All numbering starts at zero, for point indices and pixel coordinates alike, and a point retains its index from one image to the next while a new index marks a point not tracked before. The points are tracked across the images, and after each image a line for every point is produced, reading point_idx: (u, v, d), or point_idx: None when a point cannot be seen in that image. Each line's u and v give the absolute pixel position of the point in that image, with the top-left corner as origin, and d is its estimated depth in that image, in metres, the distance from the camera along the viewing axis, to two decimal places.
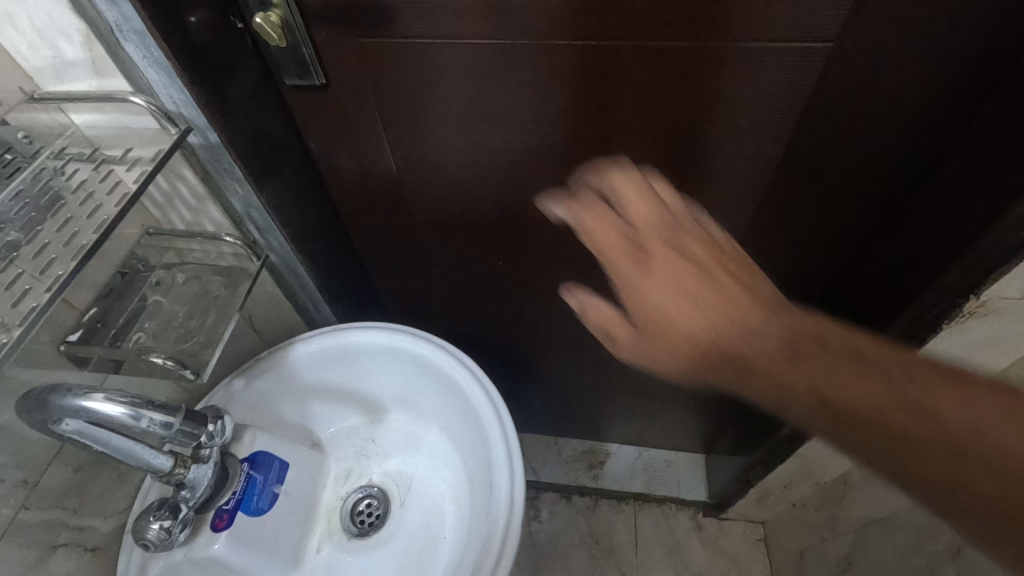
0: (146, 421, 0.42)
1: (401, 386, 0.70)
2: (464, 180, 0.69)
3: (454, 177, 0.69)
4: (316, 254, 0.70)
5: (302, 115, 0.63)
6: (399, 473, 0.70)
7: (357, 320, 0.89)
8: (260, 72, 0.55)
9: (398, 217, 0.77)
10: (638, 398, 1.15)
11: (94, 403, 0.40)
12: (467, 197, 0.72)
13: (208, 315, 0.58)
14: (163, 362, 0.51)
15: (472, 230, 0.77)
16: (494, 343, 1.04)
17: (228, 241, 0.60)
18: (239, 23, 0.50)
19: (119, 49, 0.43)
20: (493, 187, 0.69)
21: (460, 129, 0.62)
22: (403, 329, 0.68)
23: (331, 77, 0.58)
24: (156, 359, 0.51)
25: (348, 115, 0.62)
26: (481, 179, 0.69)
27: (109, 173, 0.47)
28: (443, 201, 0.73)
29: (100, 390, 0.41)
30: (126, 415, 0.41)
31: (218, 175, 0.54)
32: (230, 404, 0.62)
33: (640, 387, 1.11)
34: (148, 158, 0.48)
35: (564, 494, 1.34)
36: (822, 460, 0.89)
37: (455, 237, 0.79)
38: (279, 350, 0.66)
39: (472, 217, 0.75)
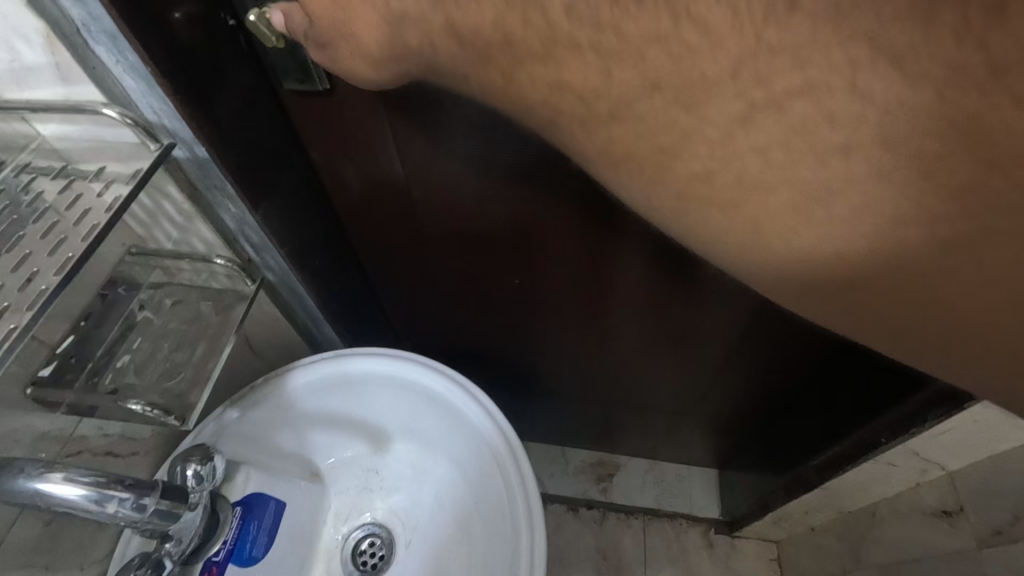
0: (111, 504, 0.37)
1: (409, 416, 0.65)
2: (483, 195, 0.63)
3: (470, 189, 0.63)
4: (317, 271, 0.64)
5: (302, 120, 0.56)
6: (404, 511, 0.65)
7: (360, 336, 0.83)
8: (256, 75, 0.49)
9: (408, 229, 0.72)
10: (654, 415, 1.10)
11: (52, 485, 0.34)
12: (486, 213, 0.66)
13: (197, 345, 0.52)
14: (141, 413, 0.47)
15: (487, 246, 0.71)
16: (505, 358, 0.98)
17: (219, 264, 0.54)
18: (232, 21, 0.44)
19: (88, 52, 0.36)
20: (513, 203, 0.63)
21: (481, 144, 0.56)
22: (411, 357, 0.62)
23: (336, 82, 0.51)
24: (133, 410, 0.46)
25: (355, 122, 0.56)
26: (500, 192, 0.62)
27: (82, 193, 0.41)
28: (458, 215, 0.67)
29: (61, 466, 0.36)
30: (88, 500, 0.36)
31: (208, 192, 0.48)
32: (221, 439, 0.57)
33: (657, 405, 1.05)
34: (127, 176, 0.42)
35: (572, 506, 1.29)
36: (851, 492, 0.84)
37: (468, 251, 0.73)
38: (276, 379, 0.61)
39: (487, 233, 0.69)
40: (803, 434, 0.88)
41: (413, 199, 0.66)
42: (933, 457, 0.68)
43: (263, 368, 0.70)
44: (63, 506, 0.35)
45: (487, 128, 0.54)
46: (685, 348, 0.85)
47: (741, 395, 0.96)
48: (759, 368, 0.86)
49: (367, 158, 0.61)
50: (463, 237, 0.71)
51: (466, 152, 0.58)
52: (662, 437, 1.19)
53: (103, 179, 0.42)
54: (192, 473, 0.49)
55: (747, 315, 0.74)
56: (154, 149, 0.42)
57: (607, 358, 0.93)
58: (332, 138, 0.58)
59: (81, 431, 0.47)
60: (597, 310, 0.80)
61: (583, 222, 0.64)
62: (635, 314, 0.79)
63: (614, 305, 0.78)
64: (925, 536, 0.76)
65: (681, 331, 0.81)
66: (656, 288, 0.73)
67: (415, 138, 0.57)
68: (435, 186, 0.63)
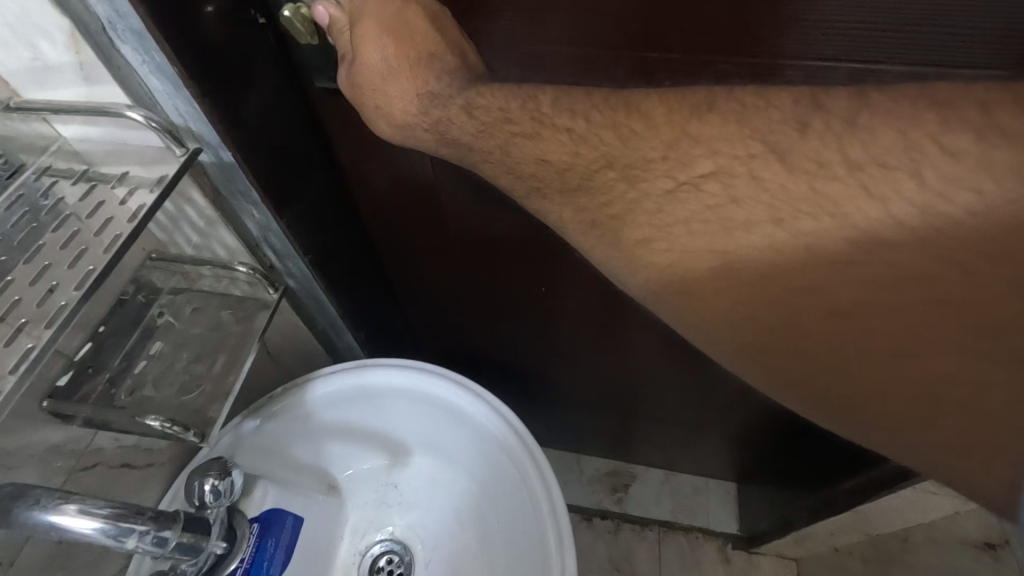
0: (128, 538, 0.36)
1: (429, 430, 0.63)
2: (515, 202, 0.61)
3: (502, 193, 0.60)
4: (339, 277, 0.62)
5: (329, 120, 0.54)
6: (423, 527, 0.63)
7: (379, 343, 0.81)
8: (285, 74, 0.47)
9: (433, 234, 0.70)
10: (675, 427, 1.07)
11: (67, 518, 0.33)
12: (515, 220, 0.63)
13: (217, 356, 0.51)
14: (160, 428, 0.43)
15: (514, 253, 0.69)
16: (525, 365, 0.96)
17: (241, 271, 0.52)
18: (262, 18, 0.42)
19: (113, 51, 0.34)
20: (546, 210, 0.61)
21: None
22: (434, 371, 0.60)
23: None
24: (152, 425, 0.43)
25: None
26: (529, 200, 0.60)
27: (104, 200, 0.39)
28: (484, 221, 0.65)
29: (77, 496, 0.34)
30: (103, 534, 0.34)
31: (232, 197, 0.46)
32: (238, 451, 0.56)
33: (679, 418, 1.03)
34: (151, 182, 0.40)
35: (585, 516, 1.27)
36: (884, 518, 0.81)
37: (492, 258, 0.71)
38: (295, 389, 0.59)
39: (514, 240, 0.67)
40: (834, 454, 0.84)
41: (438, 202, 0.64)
42: None
43: (280, 376, 0.69)
44: (76, 539, 0.33)
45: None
46: (712, 362, 0.82)
47: (768, 409, 0.93)
48: None
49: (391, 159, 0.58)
50: (488, 243, 0.68)
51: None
52: (681, 447, 1.16)
53: (124, 185, 0.40)
54: (209, 488, 0.47)
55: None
56: (180, 154, 0.40)
57: (630, 369, 0.90)
58: (360, 138, 0.56)
59: (95, 444, 0.45)
60: (623, 321, 0.77)
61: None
62: (664, 326, 0.76)
63: (641, 318, 0.75)
64: (962, 567, 0.73)
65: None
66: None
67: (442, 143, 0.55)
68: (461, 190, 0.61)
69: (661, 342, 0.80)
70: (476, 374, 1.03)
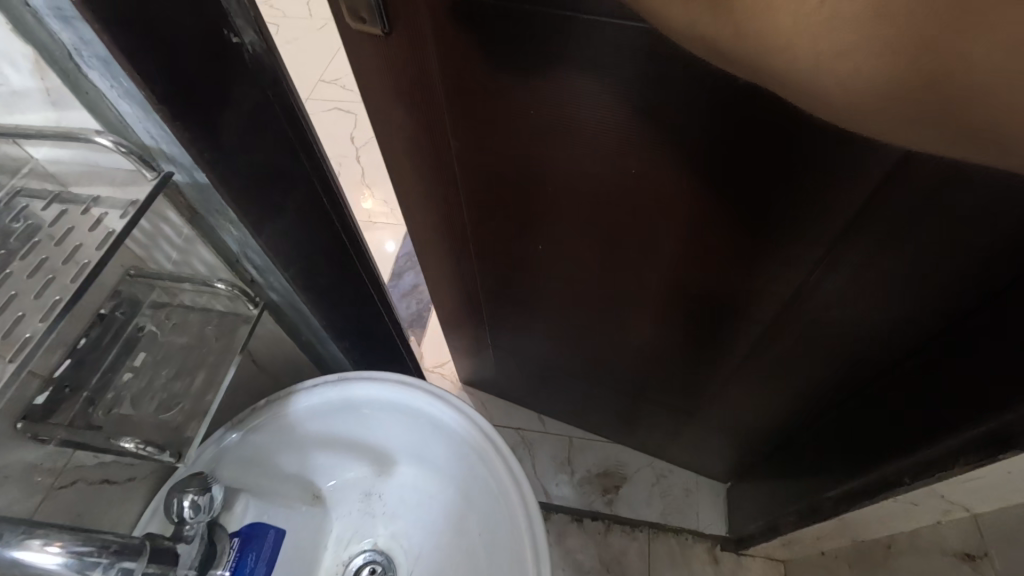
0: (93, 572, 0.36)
1: (413, 442, 0.63)
2: (518, 161, 0.63)
3: (510, 147, 0.62)
4: (325, 290, 0.62)
5: (367, 54, 0.60)
6: (407, 538, 0.63)
7: (369, 351, 0.81)
8: (270, 87, 0.46)
9: (441, 185, 0.74)
10: (667, 416, 1.09)
11: (30, 552, 0.34)
12: (517, 180, 0.66)
13: (196, 374, 0.51)
14: (134, 451, 0.44)
15: (515, 215, 0.72)
16: (526, 331, 1.00)
17: (218, 287, 0.52)
18: (236, 38, 0.42)
19: (79, 76, 0.34)
20: (546, 171, 0.63)
21: (521, 100, 0.56)
22: (418, 385, 0.60)
23: (394, 26, 0.55)
24: (126, 447, 0.44)
25: (414, 66, 0.59)
26: (540, 159, 0.62)
27: (70, 229, 0.39)
28: (494, 175, 0.67)
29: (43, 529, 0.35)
30: (68, 568, 0.35)
31: (207, 215, 0.46)
32: (218, 463, 0.55)
33: (670, 407, 1.05)
34: (120, 208, 0.40)
35: (576, 517, 1.28)
36: (867, 526, 0.81)
37: (500, 216, 0.73)
38: (279, 399, 0.59)
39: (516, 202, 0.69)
40: (818, 464, 0.84)
41: (453, 147, 0.66)
42: (957, 500, 0.65)
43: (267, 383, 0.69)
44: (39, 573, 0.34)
45: (530, 87, 0.54)
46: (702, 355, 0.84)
47: (756, 414, 0.93)
48: (775, 390, 0.83)
49: (423, 92, 0.61)
50: (491, 203, 0.72)
51: (506, 115, 0.59)
52: (673, 438, 1.18)
53: (94, 209, 0.40)
54: (188, 504, 0.48)
55: (768, 332, 0.71)
56: (150, 178, 0.40)
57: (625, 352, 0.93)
58: (393, 74, 0.61)
59: (74, 463, 0.45)
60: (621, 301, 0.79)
61: (619, 206, 0.63)
62: (654, 309, 0.78)
63: (637, 296, 0.77)
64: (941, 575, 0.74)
65: (703, 336, 0.79)
66: (682, 286, 0.71)
67: (461, 92, 0.59)
68: (479, 140, 0.63)
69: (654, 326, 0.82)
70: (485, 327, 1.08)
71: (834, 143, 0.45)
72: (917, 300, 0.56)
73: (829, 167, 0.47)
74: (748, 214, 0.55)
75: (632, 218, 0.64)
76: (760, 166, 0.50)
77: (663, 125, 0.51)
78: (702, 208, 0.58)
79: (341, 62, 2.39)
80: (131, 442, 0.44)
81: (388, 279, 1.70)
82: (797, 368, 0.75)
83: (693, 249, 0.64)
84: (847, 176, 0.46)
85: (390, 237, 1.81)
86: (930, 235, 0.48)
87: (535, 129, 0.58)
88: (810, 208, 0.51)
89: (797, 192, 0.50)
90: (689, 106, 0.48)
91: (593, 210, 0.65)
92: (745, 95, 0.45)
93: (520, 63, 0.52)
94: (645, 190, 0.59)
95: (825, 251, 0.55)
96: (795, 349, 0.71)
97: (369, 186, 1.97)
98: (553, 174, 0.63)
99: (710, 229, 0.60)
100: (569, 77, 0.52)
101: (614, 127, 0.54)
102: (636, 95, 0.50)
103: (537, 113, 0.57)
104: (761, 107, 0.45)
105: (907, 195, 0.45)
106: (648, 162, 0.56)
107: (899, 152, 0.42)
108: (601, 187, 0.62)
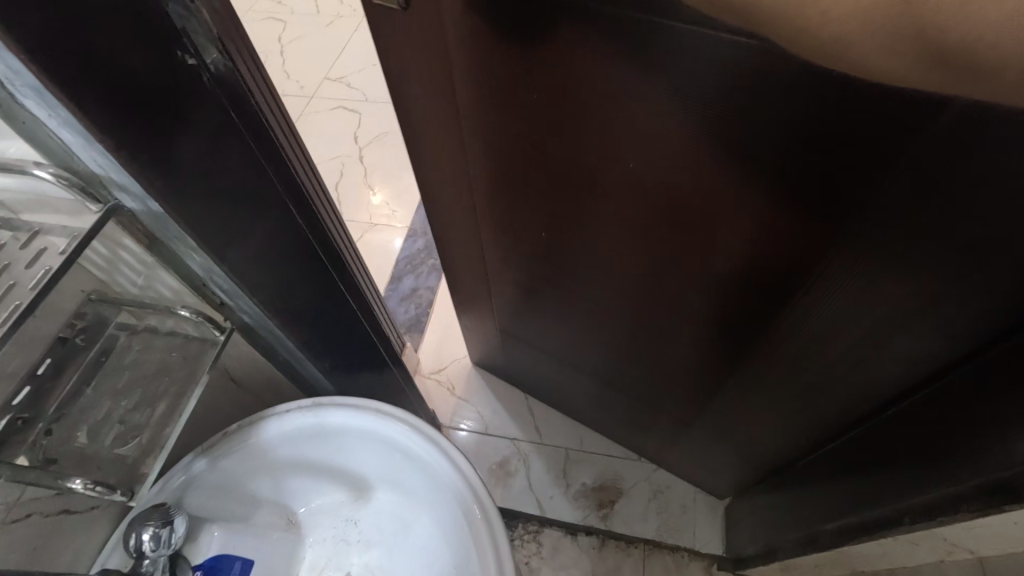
0: None
1: (388, 471, 0.61)
2: (530, 147, 0.62)
3: (523, 133, 0.60)
4: (302, 313, 0.59)
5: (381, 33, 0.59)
6: (380, 569, 0.61)
7: (367, 368, 0.80)
8: (246, 104, 0.44)
9: (457, 169, 0.74)
10: (670, 421, 1.07)
11: None
12: (529, 168, 0.65)
13: (155, 406, 0.49)
14: (84, 491, 0.42)
15: (529, 203, 0.71)
16: (536, 318, 0.99)
17: (180, 315, 0.51)
18: (192, 60, 0.38)
19: (17, 106, 0.33)
20: (557, 161, 0.61)
21: (533, 84, 0.54)
22: (393, 414, 0.57)
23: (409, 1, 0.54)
24: (75, 487, 0.42)
25: (429, 44, 0.58)
26: (549, 145, 0.60)
27: (5, 268, 0.38)
28: (505, 158, 0.65)
29: None
30: None
31: (167, 241, 0.44)
32: (186, 491, 0.54)
33: (672, 414, 1.03)
34: (58, 247, 0.39)
35: (571, 531, 1.26)
36: (867, 561, 0.78)
37: (515, 203, 0.72)
38: (250, 425, 0.57)
39: (529, 189, 0.68)
40: (818, 492, 0.81)
41: (468, 130, 0.65)
42: (964, 543, 0.60)
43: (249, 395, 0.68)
44: None
45: (543, 71, 0.52)
46: (704, 365, 0.82)
47: (757, 433, 0.90)
48: (776, 411, 0.80)
49: (439, 71, 0.60)
50: (506, 189, 0.71)
51: (518, 99, 0.57)
52: (677, 445, 1.16)
53: (32, 244, 0.39)
54: (148, 537, 0.47)
55: (770, 349, 0.68)
56: (94, 211, 0.39)
57: (630, 350, 0.91)
58: (408, 53, 0.60)
59: (29, 495, 0.44)
60: (626, 298, 0.77)
61: (629, 202, 0.60)
62: (660, 313, 0.76)
63: (645, 299, 0.75)
64: None
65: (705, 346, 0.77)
66: (686, 290, 0.68)
67: (476, 73, 0.57)
68: (492, 122, 0.62)
69: (657, 330, 0.80)
70: (496, 310, 1.07)
71: (842, 161, 0.41)
72: (927, 330, 0.52)
73: (831, 185, 0.44)
74: (756, 219, 0.52)
75: (638, 214, 0.61)
76: (769, 175, 0.47)
77: (667, 120, 0.49)
78: (710, 213, 0.55)
79: (348, 60, 2.37)
80: (81, 482, 0.42)
81: (387, 283, 1.68)
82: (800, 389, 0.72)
83: (700, 255, 0.61)
84: (856, 194, 0.43)
85: (396, 237, 1.80)
86: (936, 262, 0.45)
87: (546, 116, 0.57)
88: (818, 224, 0.48)
89: (806, 208, 0.47)
90: (694, 106, 0.46)
91: (603, 206, 0.63)
92: (752, 95, 0.41)
93: (533, 44, 0.51)
94: (650, 186, 0.56)
95: (830, 273, 0.52)
96: (796, 369, 0.68)
97: (373, 186, 1.95)
98: (564, 165, 0.61)
99: (715, 234, 0.57)
100: (578, 64, 0.49)
101: (620, 118, 0.51)
102: (642, 90, 0.48)
103: (546, 98, 0.54)
104: (768, 115, 0.42)
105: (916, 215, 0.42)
106: (654, 158, 0.53)
107: (907, 167, 0.39)
108: (608, 183, 0.60)
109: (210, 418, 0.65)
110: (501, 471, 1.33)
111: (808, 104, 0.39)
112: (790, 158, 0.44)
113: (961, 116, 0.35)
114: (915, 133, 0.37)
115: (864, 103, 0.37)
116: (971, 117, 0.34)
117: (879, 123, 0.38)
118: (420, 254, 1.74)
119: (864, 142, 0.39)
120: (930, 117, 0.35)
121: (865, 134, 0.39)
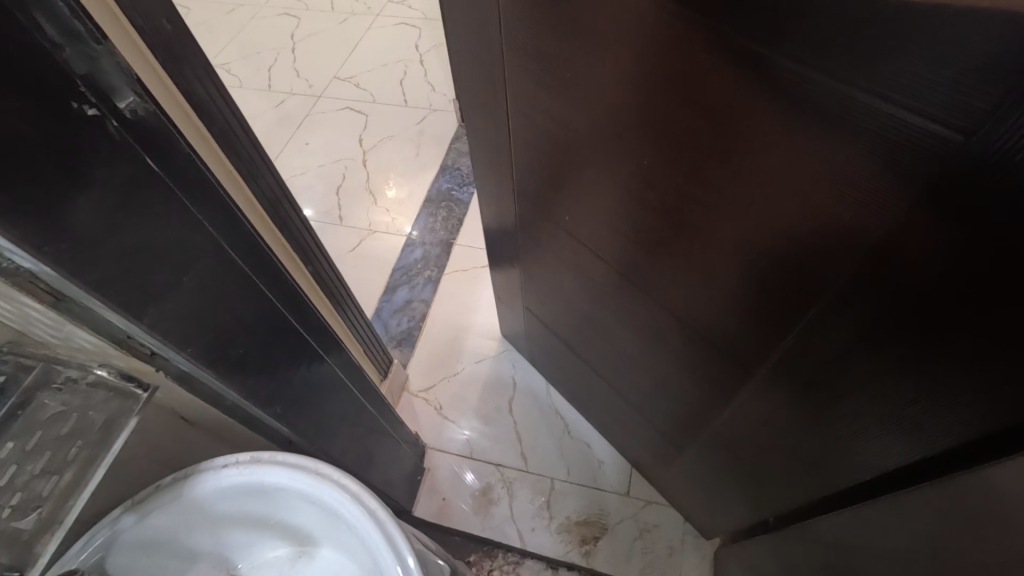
0: None
1: (328, 534, 0.57)
2: (559, 131, 0.61)
3: (554, 113, 0.60)
4: (245, 357, 0.55)
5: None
6: None
7: (335, 399, 0.77)
8: (172, 148, 0.41)
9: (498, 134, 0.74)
10: (667, 443, 1.03)
11: None
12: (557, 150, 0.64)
13: (64, 471, 0.45)
14: None
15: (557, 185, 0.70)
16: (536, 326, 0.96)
17: (99, 374, 0.48)
18: (93, 110, 0.36)
19: None
20: (580, 147, 0.60)
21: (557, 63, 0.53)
22: (332, 479, 0.53)
23: None
24: None
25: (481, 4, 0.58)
26: (572, 127, 0.58)
27: None
28: (537, 133, 0.65)
29: None
30: None
31: (75, 299, 0.41)
32: (110, 550, 0.51)
33: (669, 436, 1.00)
34: None
35: (551, 565, 1.21)
36: None
37: (545, 184, 0.72)
38: (184, 479, 0.54)
39: (558, 172, 0.67)
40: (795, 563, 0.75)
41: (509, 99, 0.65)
42: None
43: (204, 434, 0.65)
44: None
45: (568, 53, 0.51)
46: (700, 394, 0.78)
47: (748, 480, 0.85)
48: (766, 463, 0.75)
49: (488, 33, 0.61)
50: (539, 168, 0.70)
51: (549, 77, 0.56)
52: (672, 472, 1.11)
53: None
54: None
55: (763, 392, 0.64)
56: None
57: (636, 358, 0.88)
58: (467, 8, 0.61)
59: None
60: (634, 300, 0.74)
61: (644, 206, 0.58)
62: (662, 327, 0.73)
63: (653, 309, 0.72)
64: None
65: (700, 373, 0.74)
66: (687, 304, 0.64)
67: (516, 41, 0.57)
68: (528, 91, 0.61)
69: (658, 343, 0.78)
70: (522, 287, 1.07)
71: (832, 191, 0.38)
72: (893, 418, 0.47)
73: (819, 218, 0.40)
74: (751, 244, 0.48)
75: (647, 213, 0.58)
76: (765, 205, 0.43)
77: (669, 117, 0.46)
78: (712, 234, 0.52)
79: (360, 56, 2.34)
80: None
81: (380, 295, 1.65)
82: (788, 447, 0.67)
83: (702, 276, 0.58)
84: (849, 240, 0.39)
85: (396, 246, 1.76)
86: (917, 345, 0.40)
87: (572, 101, 0.55)
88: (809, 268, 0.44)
89: (801, 247, 0.43)
90: (698, 117, 0.43)
91: (620, 202, 0.61)
92: (751, 106, 0.38)
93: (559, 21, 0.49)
94: (659, 186, 0.53)
95: (817, 320, 0.48)
96: (786, 427, 0.64)
97: (374, 191, 1.91)
98: (586, 153, 0.60)
99: (716, 257, 0.54)
100: (597, 46, 0.47)
101: (634, 112, 0.49)
102: (655, 91, 0.45)
103: (571, 76, 0.53)
104: (763, 134, 0.39)
105: (903, 280, 0.37)
106: (662, 156, 0.50)
107: (894, 224, 0.35)
108: (625, 180, 0.57)
109: (156, 461, 0.62)
110: (484, 498, 1.29)
111: (804, 124, 0.36)
112: (782, 177, 0.40)
113: (952, 172, 0.30)
114: (906, 182, 0.33)
115: (852, 136, 0.34)
116: (971, 173, 0.29)
117: (867, 159, 0.34)
118: (416, 266, 1.71)
119: (855, 176, 0.35)
120: (924, 166, 0.31)
121: (856, 169, 0.35)
